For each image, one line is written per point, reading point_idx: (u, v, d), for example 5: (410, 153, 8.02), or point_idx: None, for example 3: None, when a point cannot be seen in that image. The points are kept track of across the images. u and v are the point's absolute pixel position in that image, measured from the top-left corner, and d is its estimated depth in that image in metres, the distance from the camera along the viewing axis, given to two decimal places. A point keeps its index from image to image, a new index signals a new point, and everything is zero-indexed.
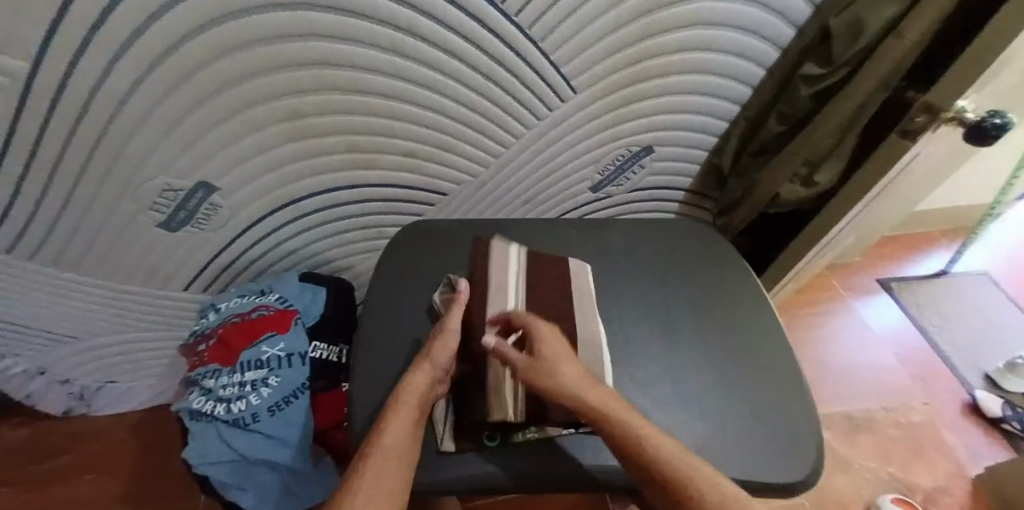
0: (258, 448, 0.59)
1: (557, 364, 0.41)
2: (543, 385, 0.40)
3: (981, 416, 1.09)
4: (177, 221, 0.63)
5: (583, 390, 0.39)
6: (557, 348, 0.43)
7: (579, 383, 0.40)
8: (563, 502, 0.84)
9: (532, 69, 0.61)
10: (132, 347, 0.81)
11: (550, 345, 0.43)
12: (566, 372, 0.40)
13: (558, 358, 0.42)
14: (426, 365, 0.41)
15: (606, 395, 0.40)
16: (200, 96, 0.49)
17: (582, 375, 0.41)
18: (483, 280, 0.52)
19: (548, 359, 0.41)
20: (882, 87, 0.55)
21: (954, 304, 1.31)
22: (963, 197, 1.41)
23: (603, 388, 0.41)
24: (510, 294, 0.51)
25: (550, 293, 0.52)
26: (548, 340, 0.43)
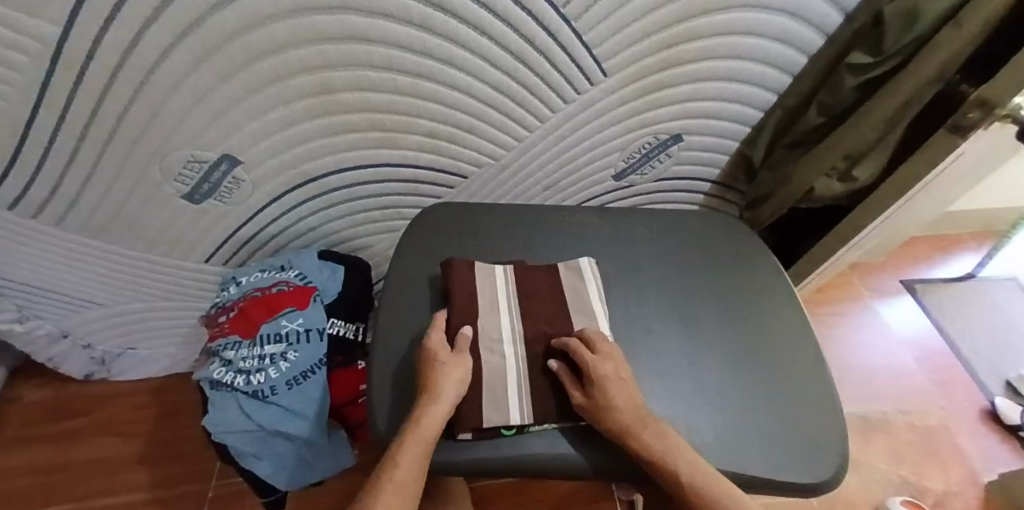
0: (275, 419, 0.60)
1: (609, 414, 0.38)
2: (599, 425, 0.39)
3: (998, 423, 1.07)
4: (201, 194, 0.63)
5: (636, 442, 0.37)
6: (615, 390, 0.39)
7: (635, 432, 0.37)
8: (564, 489, 0.84)
9: (563, 50, 0.58)
10: (152, 316, 0.83)
11: (607, 389, 0.39)
12: (620, 421, 0.38)
13: (612, 406, 0.38)
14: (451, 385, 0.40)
15: (667, 438, 0.37)
16: (228, 67, 0.48)
17: (640, 420, 0.38)
18: (479, 273, 0.50)
19: (601, 407, 0.39)
20: (935, 81, 0.52)
21: (979, 309, 1.27)
22: (998, 199, 1.36)
23: (664, 430, 0.38)
24: (505, 289, 0.50)
25: (548, 285, 0.51)
26: (606, 381, 0.39)
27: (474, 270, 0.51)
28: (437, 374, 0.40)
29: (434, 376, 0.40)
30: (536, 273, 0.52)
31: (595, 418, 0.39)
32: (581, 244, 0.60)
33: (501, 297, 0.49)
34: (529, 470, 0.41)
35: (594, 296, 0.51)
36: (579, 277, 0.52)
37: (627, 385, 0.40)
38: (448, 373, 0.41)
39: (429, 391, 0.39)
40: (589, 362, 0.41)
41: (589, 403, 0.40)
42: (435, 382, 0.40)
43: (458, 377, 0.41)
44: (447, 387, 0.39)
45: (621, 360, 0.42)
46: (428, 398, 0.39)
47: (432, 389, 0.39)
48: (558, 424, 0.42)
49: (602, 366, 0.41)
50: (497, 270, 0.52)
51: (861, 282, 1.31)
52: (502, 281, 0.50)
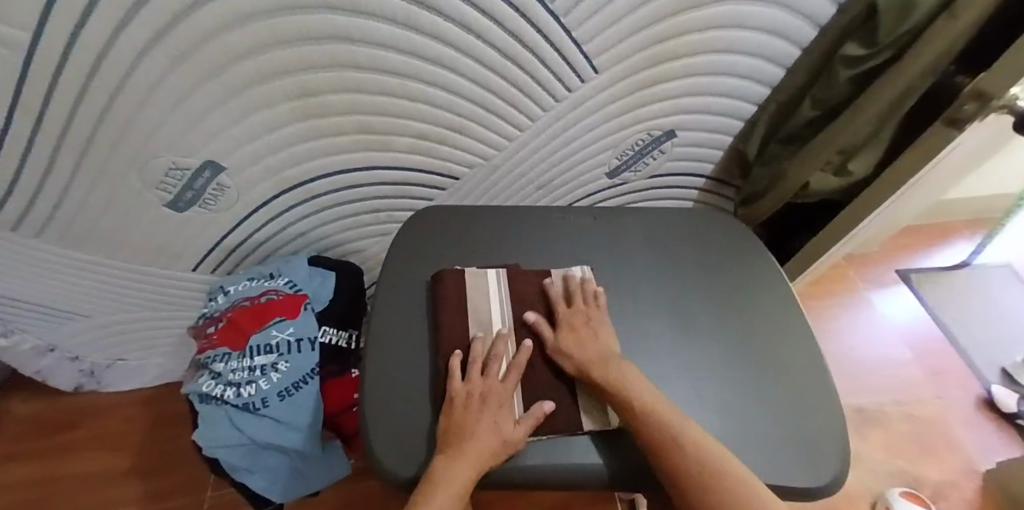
0: (267, 432, 0.58)
1: (574, 352, 0.43)
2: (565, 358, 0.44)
3: (993, 410, 1.07)
4: (184, 201, 0.62)
5: (599, 373, 0.41)
6: (582, 335, 0.45)
7: (597, 367, 0.42)
8: (553, 499, 0.83)
9: (551, 45, 0.57)
10: (140, 326, 0.81)
11: (576, 335, 0.45)
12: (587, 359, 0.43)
13: (579, 348, 0.44)
14: (492, 430, 0.38)
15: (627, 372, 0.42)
16: (208, 69, 0.47)
17: (602, 360, 0.43)
18: (470, 278, 0.50)
19: (569, 349, 0.44)
20: (929, 72, 0.51)
21: (973, 297, 1.28)
22: (991, 186, 1.36)
23: (627, 368, 0.42)
24: (497, 296, 0.49)
25: (541, 289, 0.50)
26: (576, 330, 0.45)
27: (464, 278, 0.50)
28: (471, 422, 0.38)
29: (469, 423, 0.38)
30: (529, 278, 0.51)
31: (562, 357, 0.44)
32: (574, 245, 0.59)
33: (495, 306, 0.48)
34: (531, 482, 0.39)
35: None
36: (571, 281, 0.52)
37: (596, 334, 0.45)
38: (480, 421, 0.38)
39: (458, 441, 0.37)
40: (562, 313, 0.47)
41: (558, 342, 0.45)
42: (467, 428, 0.38)
43: (496, 437, 0.38)
44: (481, 443, 0.37)
45: (597, 316, 0.47)
46: (456, 449, 0.36)
47: (462, 441, 0.37)
48: (550, 433, 0.41)
49: (574, 318, 0.46)
50: (489, 274, 0.51)
51: (856, 273, 1.31)
52: (493, 287, 0.50)
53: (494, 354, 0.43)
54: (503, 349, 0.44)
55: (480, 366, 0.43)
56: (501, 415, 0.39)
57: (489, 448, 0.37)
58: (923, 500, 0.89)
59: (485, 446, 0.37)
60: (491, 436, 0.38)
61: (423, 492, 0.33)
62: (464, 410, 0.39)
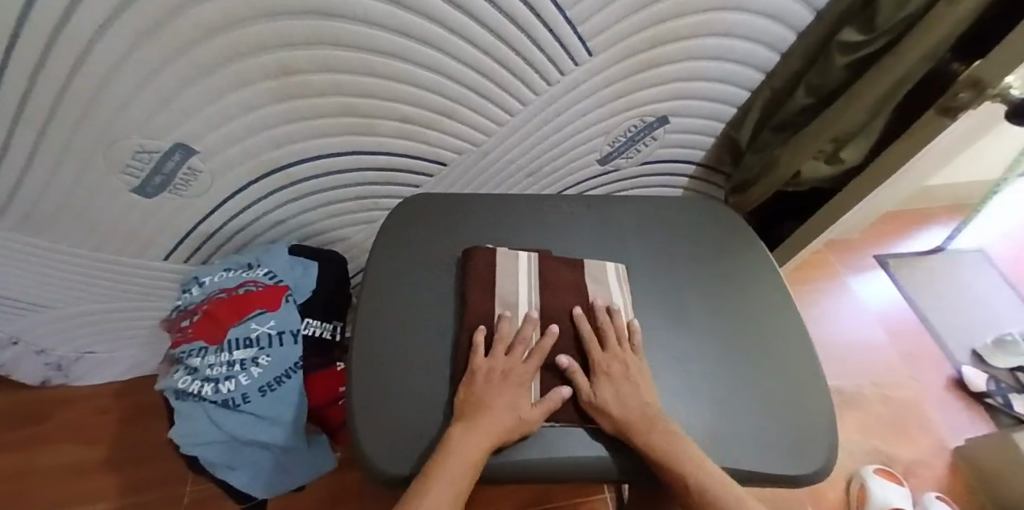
0: (248, 429, 0.56)
1: (613, 409, 0.39)
2: (604, 416, 0.39)
3: (964, 390, 1.12)
4: (153, 186, 0.58)
5: (641, 437, 0.37)
6: (623, 389, 0.41)
7: (641, 429, 0.38)
8: (530, 492, 0.83)
9: (544, 25, 0.55)
10: (111, 317, 0.77)
11: (614, 387, 0.41)
12: (630, 416, 0.39)
13: (618, 403, 0.40)
14: (509, 408, 0.39)
15: (676, 438, 0.37)
16: (177, 44, 0.43)
17: (647, 420, 0.38)
18: (501, 258, 0.50)
19: (607, 404, 0.40)
20: (926, 60, 0.50)
21: (948, 282, 1.31)
22: (968, 173, 1.38)
23: (670, 427, 0.38)
24: (526, 278, 0.49)
25: (569, 277, 0.50)
26: (612, 382, 0.41)
27: (495, 258, 0.50)
28: (491, 398, 0.39)
29: (489, 398, 0.39)
30: (558, 266, 0.51)
31: (599, 412, 0.40)
32: (566, 234, 0.58)
33: (523, 288, 0.48)
34: (527, 475, 0.38)
35: (616, 298, 0.50)
36: (601, 275, 0.52)
37: (635, 386, 0.41)
38: (498, 400, 0.39)
39: (475, 413, 0.38)
40: (598, 357, 0.43)
41: (593, 399, 0.40)
42: (486, 401, 0.39)
43: (513, 414, 0.38)
44: (499, 418, 0.37)
45: (632, 361, 0.44)
46: (473, 420, 0.37)
47: (479, 414, 0.37)
48: (559, 421, 0.41)
49: (609, 365, 0.43)
50: (521, 256, 0.51)
51: (837, 260, 1.33)
52: (524, 266, 0.50)
53: (520, 337, 0.44)
54: (530, 333, 0.44)
55: (504, 346, 0.43)
56: (519, 395, 0.40)
57: (506, 424, 0.37)
58: (895, 476, 0.93)
59: (503, 423, 0.37)
60: (507, 414, 0.38)
61: (439, 458, 0.34)
62: (485, 385, 0.40)
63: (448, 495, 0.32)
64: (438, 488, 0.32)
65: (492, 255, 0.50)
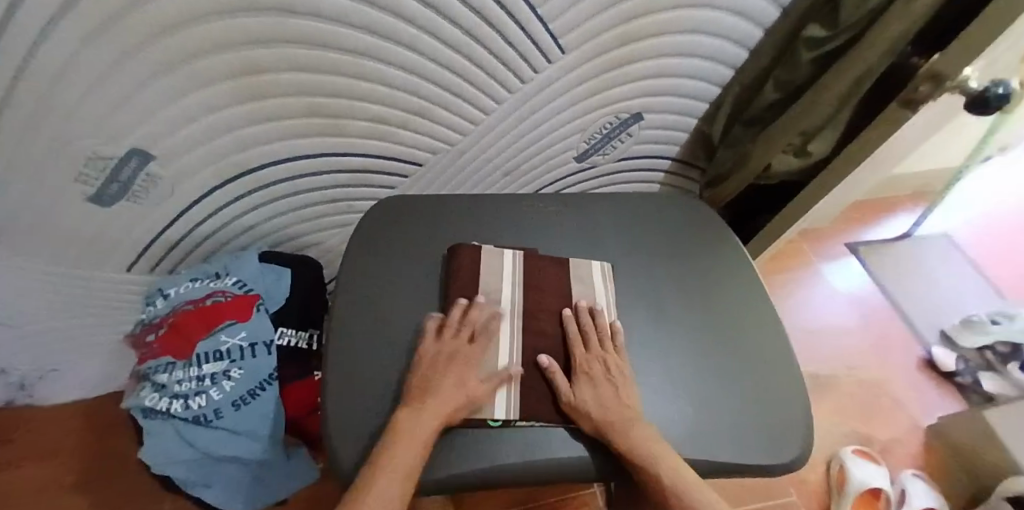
0: (222, 445, 0.55)
1: (591, 408, 0.39)
2: (587, 416, 0.39)
3: (935, 370, 1.16)
4: (110, 194, 0.55)
5: (621, 438, 0.38)
6: (603, 389, 0.41)
7: (620, 429, 0.38)
8: (516, 492, 0.83)
9: (515, 23, 0.54)
10: (74, 333, 0.74)
11: (594, 387, 0.41)
12: (608, 416, 0.39)
13: (598, 404, 0.40)
14: (455, 388, 0.39)
15: (652, 439, 0.38)
16: (127, 46, 0.40)
17: (625, 421, 0.39)
18: (485, 255, 0.50)
19: (586, 403, 0.40)
20: (888, 53, 0.52)
21: (915, 266, 1.36)
22: (932, 160, 1.43)
23: (648, 430, 0.39)
24: (511, 277, 0.49)
25: (553, 276, 0.51)
26: (593, 382, 0.42)
27: (480, 254, 0.50)
28: (438, 379, 0.39)
29: (436, 379, 0.39)
30: (544, 264, 0.51)
31: (578, 413, 0.40)
32: (543, 233, 0.57)
33: (507, 285, 0.49)
34: (507, 480, 0.38)
35: (601, 298, 0.50)
36: (585, 271, 0.52)
37: (614, 387, 0.41)
38: (443, 381, 0.39)
39: (422, 395, 0.38)
40: (579, 356, 0.43)
41: (574, 399, 0.40)
42: (432, 383, 0.39)
43: (460, 392, 0.39)
44: (446, 398, 0.38)
45: (614, 360, 0.44)
46: (420, 403, 0.37)
47: (427, 395, 0.38)
48: (545, 421, 0.40)
49: (589, 365, 0.43)
50: (506, 254, 0.51)
51: (810, 248, 1.36)
52: (509, 264, 0.50)
53: (469, 320, 0.44)
54: (481, 315, 0.45)
55: (454, 330, 0.44)
56: (467, 375, 0.40)
57: (453, 403, 0.38)
58: (871, 456, 0.96)
59: (449, 403, 0.38)
60: (453, 393, 0.39)
61: (387, 444, 0.34)
62: (432, 367, 0.40)
63: (393, 477, 0.32)
64: (384, 472, 0.32)
65: (475, 254, 0.50)
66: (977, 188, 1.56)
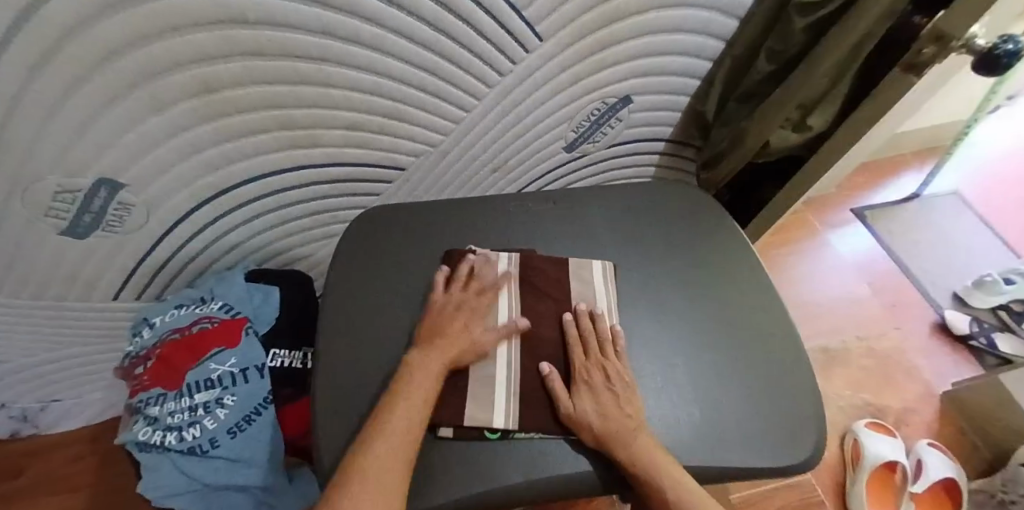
0: (221, 473, 0.55)
1: (592, 419, 0.38)
2: (591, 426, 0.37)
3: (949, 335, 1.13)
4: (85, 225, 0.52)
5: (623, 450, 0.36)
6: (604, 399, 0.39)
7: (620, 442, 0.36)
8: None
9: (487, 13, 0.51)
10: (69, 363, 0.73)
11: (595, 396, 0.39)
12: (609, 425, 0.37)
13: (601, 416, 0.38)
14: (461, 333, 0.42)
15: (658, 453, 0.36)
16: (75, 75, 0.37)
17: (628, 431, 0.37)
18: (483, 260, 0.48)
19: (587, 415, 0.38)
20: (889, 13, 0.48)
21: (925, 228, 1.32)
22: (938, 116, 1.38)
23: (651, 440, 0.37)
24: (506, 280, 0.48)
25: (551, 278, 0.49)
26: (593, 390, 0.40)
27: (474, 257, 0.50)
28: (446, 324, 0.43)
29: (446, 325, 0.43)
30: (541, 266, 0.49)
31: (578, 425, 0.38)
32: (533, 232, 0.55)
33: (505, 289, 0.47)
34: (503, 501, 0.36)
35: (601, 299, 0.48)
36: (585, 272, 0.50)
37: (614, 396, 0.40)
38: (447, 327, 0.43)
39: (430, 340, 0.42)
40: (579, 362, 0.42)
41: (575, 411, 0.38)
42: (441, 329, 0.43)
43: (467, 337, 0.42)
44: (454, 341, 0.42)
45: (616, 366, 0.42)
46: (428, 346, 0.41)
47: (434, 340, 0.41)
48: (544, 433, 0.39)
49: (590, 373, 0.41)
50: (503, 256, 0.50)
51: (815, 218, 1.33)
52: (505, 270, 0.49)
53: (477, 273, 0.47)
54: (490, 273, 0.48)
55: (464, 282, 0.47)
56: (472, 320, 0.44)
57: (460, 346, 0.41)
58: (887, 429, 0.95)
59: (454, 346, 0.41)
60: (459, 337, 0.42)
61: (401, 382, 0.38)
62: (440, 313, 0.44)
63: (410, 407, 0.36)
64: (402, 402, 0.37)
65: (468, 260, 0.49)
66: (987, 141, 1.51)
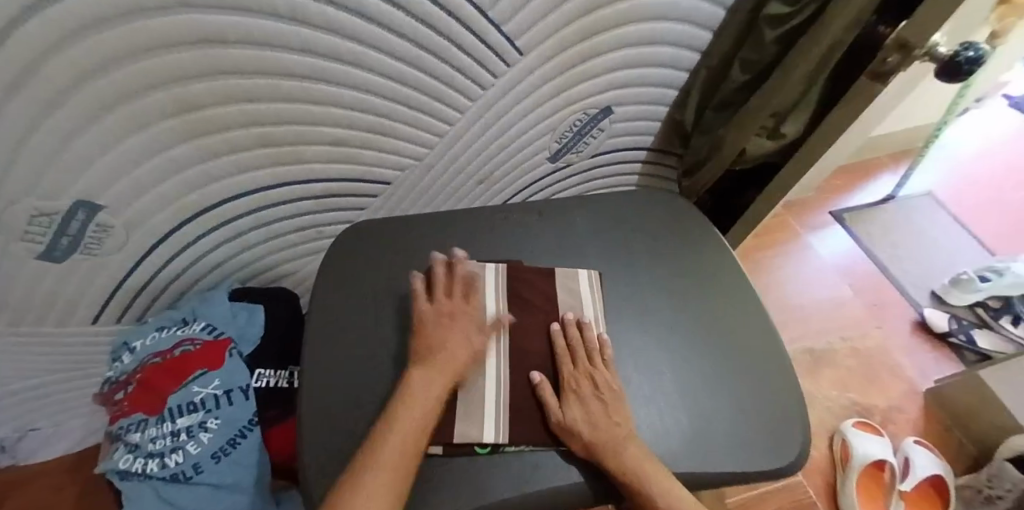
0: (205, 500, 0.54)
1: (582, 428, 0.38)
2: (583, 434, 0.37)
3: (929, 332, 1.16)
4: (62, 249, 0.51)
5: (613, 460, 0.36)
6: (593, 407, 0.39)
7: (610, 450, 0.37)
8: None
9: (467, 28, 0.52)
10: (46, 391, 0.70)
11: (585, 406, 0.39)
12: (598, 435, 0.37)
13: (591, 426, 0.38)
14: (462, 345, 0.41)
15: (649, 461, 0.37)
16: (50, 98, 0.37)
17: (619, 440, 0.37)
18: (468, 273, 0.48)
19: (577, 424, 0.38)
20: (855, 23, 0.50)
21: (902, 228, 1.36)
22: (909, 120, 1.43)
23: (640, 449, 0.37)
24: (494, 291, 0.47)
25: (539, 288, 0.49)
26: (583, 399, 0.40)
27: (460, 270, 0.48)
28: (443, 337, 0.41)
29: (444, 339, 0.41)
30: (529, 277, 0.49)
31: (569, 435, 0.38)
32: (520, 244, 0.55)
33: (492, 298, 0.47)
34: None
35: (588, 308, 0.48)
36: (572, 282, 0.50)
37: (603, 403, 0.40)
38: (446, 340, 0.41)
39: (431, 355, 0.40)
40: (568, 372, 0.42)
41: (564, 422, 0.38)
42: (438, 343, 0.41)
43: (467, 350, 0.41)
44: (455, 356, 0.40)
45: (606, 374, 0.42)
46: (429, 363, 0.39)
47: (435, 355, 0.40)
48: (534, 446, 0.39)
49: (578, 382, 0.41)
50: (489, 268, 0.49)
51: (796, 221, 1.35)
52: (491, 281, 0.48)
53: (458, 275, 0.45)
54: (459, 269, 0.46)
55: (446, 288, 0.45)
56: (467, 330, 0.42)
57: (461, 360, 0.40)
58: (874, 428, 0.96)
59: (455, 361, 0.40)
60: (460, 350, 0.41)
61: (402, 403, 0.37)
62: (435, 325, 0.42)
63: (411, 430, 0.35)
64: (400, 427, 0.35)
65: None
66: (956, 142, 1.56)
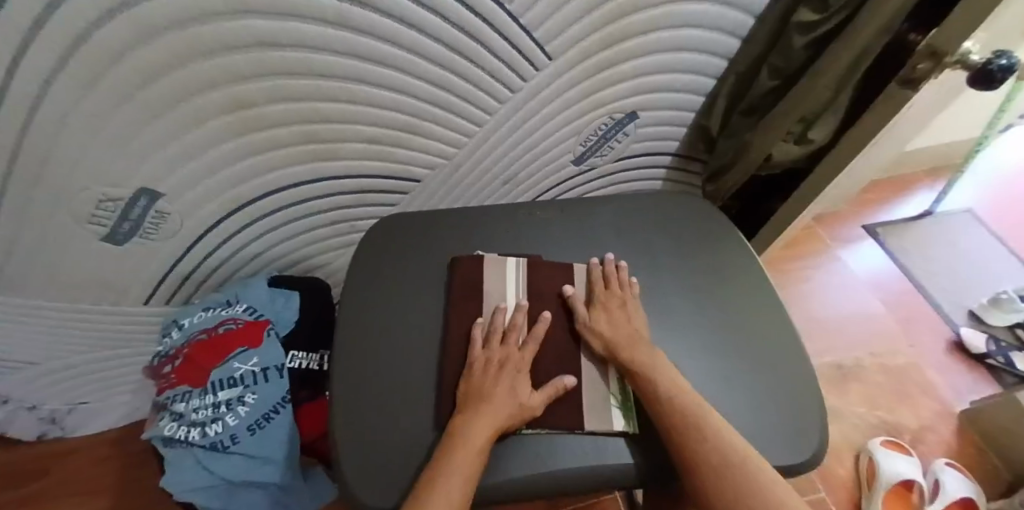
0: (240, 470, 0.57)
1: (606, 332, 0.44)
2: (599, 329, 0.45)
3: (965, 353, 1.11)
4: (124, 232, 0.56)
5: (625, 351, 0.42)
6: (615, 316, 0.45)
7: (624, 345, 0.43)
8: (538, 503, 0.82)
9: (499, 34, 0.55)
10: (98, 367, 0.76)
11: (608, 315, 0.46)
12: (614, 333, 0.44)
13: (611, 327, 0.45)
14: (510, 395, 0.39)
15: (654, 356, 0.42)
16: (123, 92, 0.41)
17: (632, 339, 0.43)
18: (488, 267, 0.50)
19: (599, 327, 0.45)
20: (885, 30, 0.50)
21: (939, 244, 1.31)
22: (948, 134, 1.39)
23: (652, 348, 0.43)
24: (515, 283, 0.49)
25: (559, 280, 0.50)
26: (608, 311, 0.46)
27: (481, 263, 0.50)
28: (491, 384, 0.40)
29: (491, 387, 0.40)
30: (550, 270, 0.51)
31: (593, 335, 0.45)
32: (543, 241, 0.57)
33: (511, 293, 0.49)
34: (511, 491, 0.38)
35: None
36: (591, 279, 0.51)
37: (628, 315, 0.46)
38: (493, 388, 0.40)
39: (477, 403, 0.39)
40: (600, 295, 0.48)
41: (587, 323, 0.46)
42: (485, 392, 0.40)
43: (512, 400, 0.39)
44: (499, 406, 0.38)
45: (632, 303, 0.47)
46: (475, 409, 0.38)
47: (481, 402, 0.39)
48: (550, 428, 0.40)
49: (607, 301, 0.47)
50: (510, 262, 0.51)
51: (826, 233, 1.33)
52: (513, 270, 0.50)
53: (512, 323, 0.45)
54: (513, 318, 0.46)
55: (500, 336, 0.44)
56: (518, 380, 0.41)
57: (507, 411, 0.38)
58: (903, 447, 0.93)
59: (503, 410, 0.38)
60: (507, 401, 0.39)
61: (448, 449, 0.35)
62: (484, 376, 0.41)
63: (456, 487, 0.32)
64: (446, 471, 0.33)
65: (476, 264, 0.50)
66: (1000, 157, 1.50)
